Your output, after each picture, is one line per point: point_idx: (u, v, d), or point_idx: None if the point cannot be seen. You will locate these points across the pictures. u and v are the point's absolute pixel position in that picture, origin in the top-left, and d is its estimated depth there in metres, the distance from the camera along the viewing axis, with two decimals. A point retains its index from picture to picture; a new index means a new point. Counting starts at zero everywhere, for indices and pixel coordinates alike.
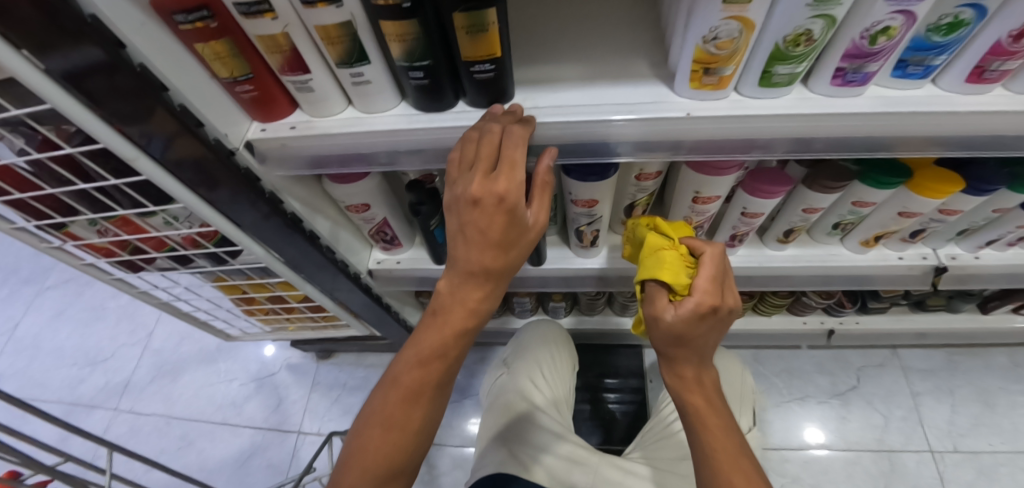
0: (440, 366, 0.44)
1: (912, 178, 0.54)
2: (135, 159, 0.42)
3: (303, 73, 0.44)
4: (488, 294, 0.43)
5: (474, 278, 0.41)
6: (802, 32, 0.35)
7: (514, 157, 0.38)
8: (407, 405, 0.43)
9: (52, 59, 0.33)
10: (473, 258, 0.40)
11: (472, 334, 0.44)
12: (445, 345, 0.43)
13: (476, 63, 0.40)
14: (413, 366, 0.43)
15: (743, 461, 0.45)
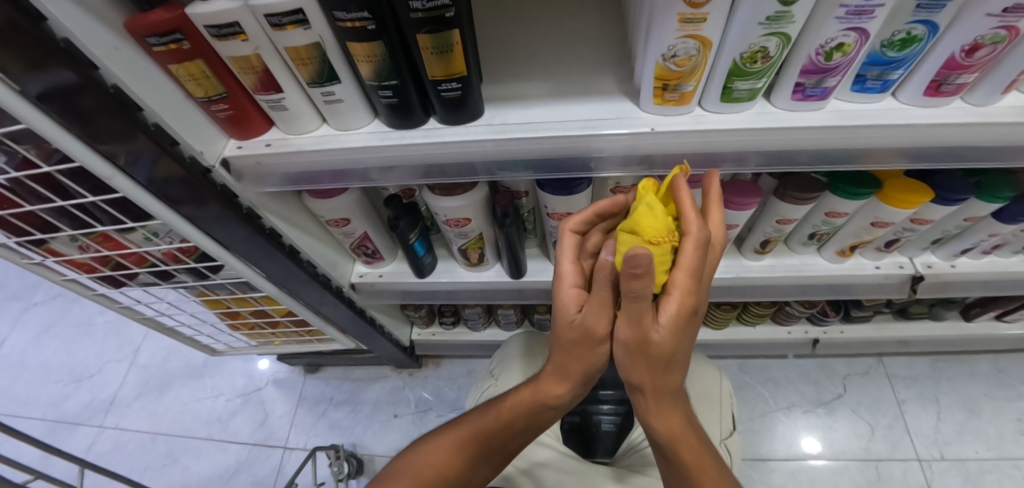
0: (513, 429, 0.49)
1: (880, 190, 0.55)
2: (113, 178, 0.43)
3: (275, 93, 0.44)
4: (564, 392, 0.46)
5: (557, 374, 0.45)
6: (758, 49, 0.36)
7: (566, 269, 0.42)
8: (460, 453, 0.50)
9: (37, 79, 0.34)
10: (559, 354, 0.44)
11: (535, 419, 0.48)
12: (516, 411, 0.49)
13: (442, 82, 0.40)
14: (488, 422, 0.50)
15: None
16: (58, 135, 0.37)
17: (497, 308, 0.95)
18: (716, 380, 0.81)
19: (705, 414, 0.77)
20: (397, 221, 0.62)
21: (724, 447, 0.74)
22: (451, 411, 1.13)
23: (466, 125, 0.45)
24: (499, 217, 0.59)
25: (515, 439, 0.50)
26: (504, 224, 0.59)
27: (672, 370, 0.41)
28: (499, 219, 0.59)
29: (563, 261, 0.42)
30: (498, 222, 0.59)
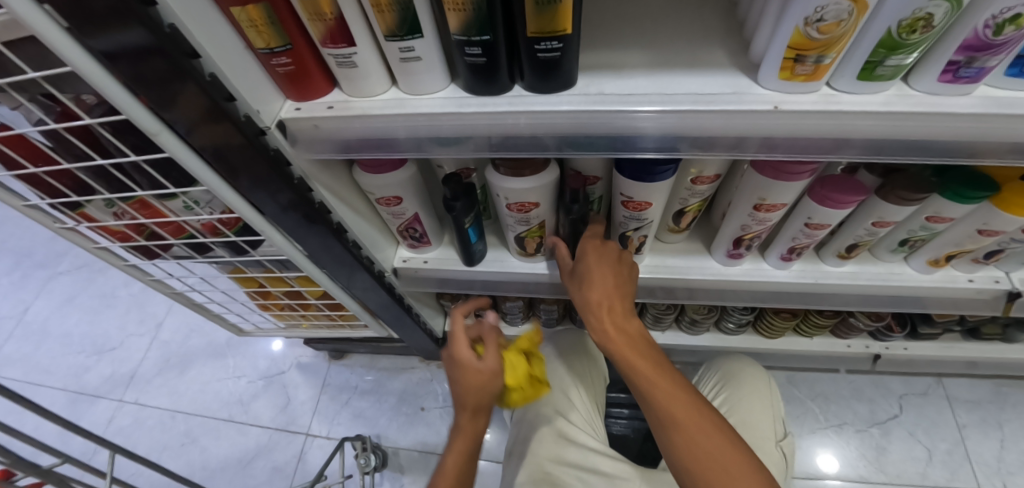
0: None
1: (996, 193, 0.49)
2: (158, 135, 0.38)
3: (346, 46, 0.40)
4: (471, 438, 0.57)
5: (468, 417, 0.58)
6: (921, 16, 0.31)
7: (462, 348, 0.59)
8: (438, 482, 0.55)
9: (96, 37, 0.31)
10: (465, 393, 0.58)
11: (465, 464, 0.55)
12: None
13: (542, 39, 0.36)
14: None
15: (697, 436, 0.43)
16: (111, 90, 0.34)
17: (539, 303, 0.93)
18: (764, 383, 0.80)
19: (754, 416, 0.75)
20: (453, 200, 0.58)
21: (779, 449, 0.72)
22: None
23: (555, 95, 0.41)
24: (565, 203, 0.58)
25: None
26: (574, 210, 0.57)
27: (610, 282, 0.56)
28: (568, 203, 0.57)
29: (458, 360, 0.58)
30: (566, 206, 0.58)
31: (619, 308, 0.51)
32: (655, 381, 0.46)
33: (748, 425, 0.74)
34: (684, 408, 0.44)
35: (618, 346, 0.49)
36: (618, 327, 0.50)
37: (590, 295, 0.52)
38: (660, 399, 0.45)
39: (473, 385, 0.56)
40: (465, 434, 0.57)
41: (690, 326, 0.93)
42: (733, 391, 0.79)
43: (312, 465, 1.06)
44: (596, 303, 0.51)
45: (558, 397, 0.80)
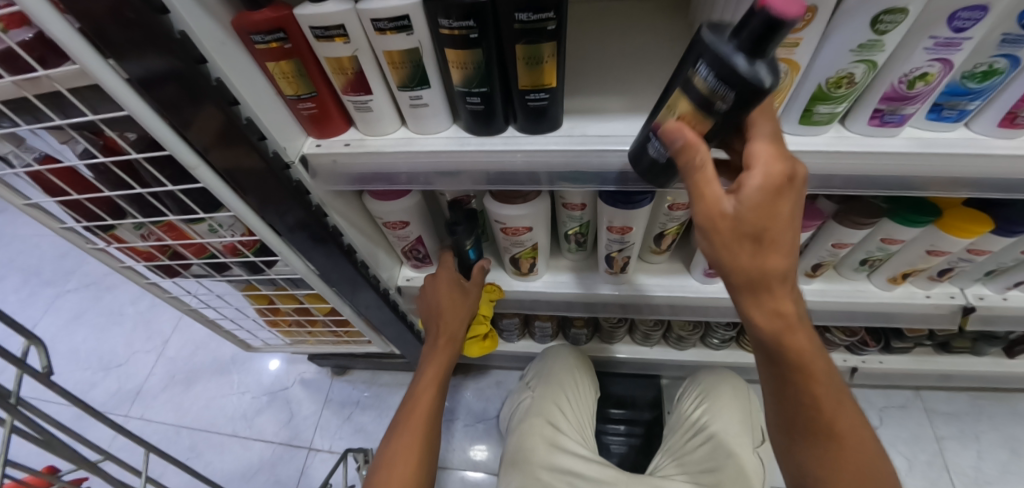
0: (428, 427, 0.63)
1: (940, 218, 0.55)
2: (196, 168, 0.44)
3: (364, 94, 0.46)
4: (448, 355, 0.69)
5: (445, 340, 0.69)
6: (845, 75, 0.38)
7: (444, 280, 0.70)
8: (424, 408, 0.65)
9: (141, 76, 0.36)
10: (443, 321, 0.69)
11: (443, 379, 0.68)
12: (429, 393, 0.66)
13: (532, 91, 0.42)
14: (414, 413, 0.64)
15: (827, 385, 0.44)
16: (156, 125, 0.40)
17: (533, 320, 0.98)
18: (744, 394, 0.87)
19: (733, 424, 0.81)
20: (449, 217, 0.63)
21: (757, 454, 0.77)
22: (477, 421, 1.13)
23: (544, 135, 0.47)
24: (696, 86, 0.34)
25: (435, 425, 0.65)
26: (714, 112, 0.34)
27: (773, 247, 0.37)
28: (706, 98, 0.34)
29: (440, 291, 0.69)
30: (705, 104, 0.34)
31: (784, 288, 0.39)
32: (811, 377, 0.43)
33: (727, 432, 0.79)
34: (830, 403, 0.45)
35: (782, 339, 0.41)
36: (783, 312, 0.40)
37: (757, 270, 0.38)
38: (812, 395, 0.44)
39: (448, 308, 0.69)
40: (444, 349, 0.69)
41: (677, 342, 0.99)
42: (717, 401, 0.86)
43: (314, 479, 1.09)
44: (761, 247, 0.37)
45: (549, 407, 0.86)
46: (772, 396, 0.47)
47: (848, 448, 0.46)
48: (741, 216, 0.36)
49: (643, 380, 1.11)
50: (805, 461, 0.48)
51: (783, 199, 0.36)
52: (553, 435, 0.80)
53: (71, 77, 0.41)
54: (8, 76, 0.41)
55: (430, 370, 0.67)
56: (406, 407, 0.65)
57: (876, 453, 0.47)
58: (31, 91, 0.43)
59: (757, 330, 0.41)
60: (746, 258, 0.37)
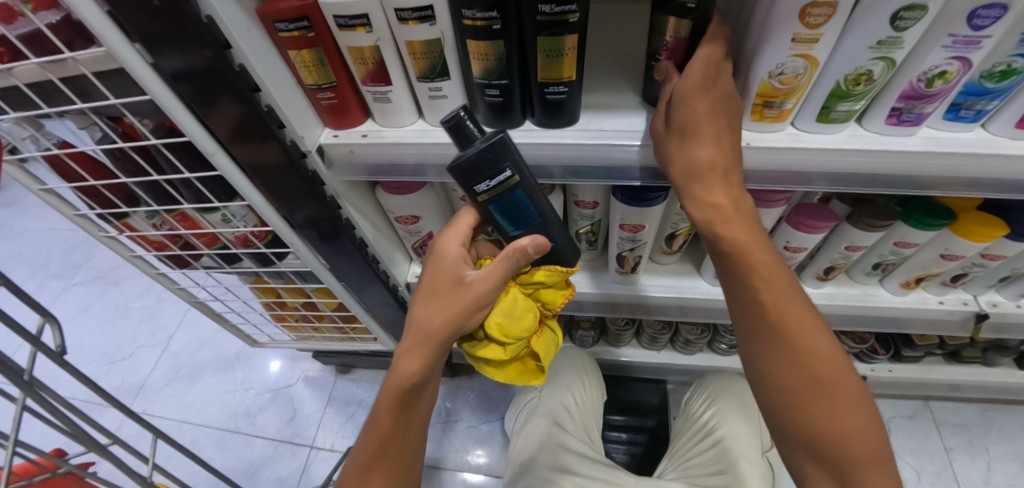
0: (389, 461, 0.51)
1: (953, 221, 0.55)
2: (214, 156, 0.44)
3: (383, 85, 0.47)
4: (421, 366, 0.49)
5: (417, 344, 0.49)
6: (863, 72, 0.38)
7: (445, 251, 0.50)
8: (379, 453, 0.51)
9: (164, 57, 0.36)
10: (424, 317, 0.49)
11: (410, 403, 0.50)
12: (391, 421, 0.50)
13: (550, 84, 0.43)
14: (370, 443, 0.51)
15: (792, 299, 0.42)
16: (176, 110, 0.39)
17: None
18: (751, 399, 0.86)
19: (739, 428, 0.80)
20: (483, 163, 0.43)
21: (765, 459, 0.76)
22: (481, 423, 1.12)
23: (560, 129, 0.47)
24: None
25: (405, 458, 0.52)
26: (688, 12, 0.39)
27: (699, 138, 0.41)
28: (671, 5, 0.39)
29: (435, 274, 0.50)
30: (679, 7, 0.39)
31: (720, 180, 0.41)
32: (753, 267, 0.42)
33: (735, 437, 0.78)
34: (781, 300, 0.42)
35: (715, 227, 0.42)
36: (717, 203, 0.42)
37: (686, 161, 0.41)
38: (756, 291, 0.42)
39: (433, 308, 0.49)
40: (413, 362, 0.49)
41: (684, 346, 0.99)
42: (722, 404, 0.85)
43: (315, 477, 1.09)
44: (687, 139, 0.41)
45: (555, 408, 0.87)
46: (729, 301, 0.45)
47: (816, 360, 0.41)
48: (683, 113, 0.40)
49: (648, 385, 1.11)
50: (761, 369, 0.43)
51: (701, 95, 0.40)
52: (560, 436, 0.81)
53: (97, 60, 0.42)
54: (34, 58, 0.42)
55: (391, 389, 0.50)
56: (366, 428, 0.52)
57: (847, 375, 0.41)
58: (54, 73, 0.44)
59: (695, 220, 0.43)
60: (679, 152, 0.41)
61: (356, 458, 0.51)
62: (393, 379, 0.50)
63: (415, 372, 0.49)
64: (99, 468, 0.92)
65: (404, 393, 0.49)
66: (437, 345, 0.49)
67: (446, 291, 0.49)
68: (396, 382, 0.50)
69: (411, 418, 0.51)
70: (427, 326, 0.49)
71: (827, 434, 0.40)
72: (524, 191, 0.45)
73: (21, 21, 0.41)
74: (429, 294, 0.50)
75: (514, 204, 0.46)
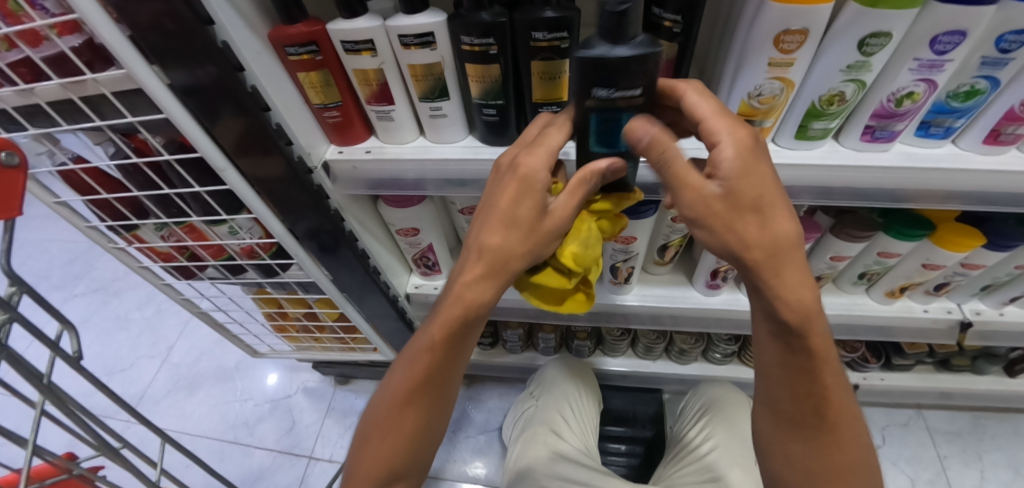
0: (432, 395, 0.48)
1: (933, 232, 0.58)
2: (223, 171, 0.47)
3: (386, 104, 0.49)
4: (481, 291, 0.45)
5: (479, 266, 0.45)
6: (836, 93, 0.41)
7: (524, 162, 0.41)
8: (404, 408, 0.48)
9: (182, 80, 0.40)
10: (489, 237, 0.43)
11: (461, 338, 0.47)
12: (442, 351, 0.47)
13: (546, 104, 0.47)
14: (403, 384, 0.48)
15: (831, 347, 0.42)
16: (188, 128, 0.43)
17: (537, 331, 1.00)
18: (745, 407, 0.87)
19: (733, 436, 0.81)
20: (624, 69, 0.36)
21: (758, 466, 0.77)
22: (479, 433, 1.13)
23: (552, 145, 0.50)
24: (660, 21, 0.43)
25: (445, 392, 0.49)
26: (674, 36, 0.43)
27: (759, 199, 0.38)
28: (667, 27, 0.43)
29: (506, 190, 0.42)
30: (668, 32, 0.43)
31: (779, 228, 0.39)
32: (812, 320, 0.40)
33: (729, 445, 0.80)
34: (826, 351, 0.42)
35: (778, 272, 0.39)
36: (783, 257, 0.39)
37: (767, 234, 0.39)
38: (810, 343, 0.41)
39: (507, 227, 0.43)
40: (478, 287, 0.45)
41: (680, 355, 1.00)
42: (716, 413, 0.87)
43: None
44: (762, 215, 0.39)
45: (553, 417, 0.88)
46: (768, 341, 0.44)
47: (836, 396, 0.43)
48: (740, 188, 0.38)
49: (644, 394, 1.12)
50: (776, 394, 0.45)
51: (760, 164, 0.38)
52: (557, 444, 0.82)
53: (116, 81, 0.44)
54: (57, 79, 0.44)
55: (444, 315, 0.46)
56: (408, 356, 0.49)
57: (856, 416, 0.45)
58: (75, 93, 0.46)
59: (758, 270, 0.40)
60: (756, 232, 0.39)
61: (393, 387, 0.48)
62: (453, 305, 0.46)
63: (478, 297, 0.45)
64: (109, 471, 0.93)
65: (462, 322, 0.46)
66: (506, 270, 0.44)
67: (522, 208, 0.42)
68: (455, 310, 0.46)
69: (460, 353, 0.48)
70: (499, 246, 0.44)
71: (839, 462, 0.44)
72: (631, 117, 0.40)
73: (46, 44, 0.44)
74: (503, 207, 0.43)
75: (616, 124, 0.41)
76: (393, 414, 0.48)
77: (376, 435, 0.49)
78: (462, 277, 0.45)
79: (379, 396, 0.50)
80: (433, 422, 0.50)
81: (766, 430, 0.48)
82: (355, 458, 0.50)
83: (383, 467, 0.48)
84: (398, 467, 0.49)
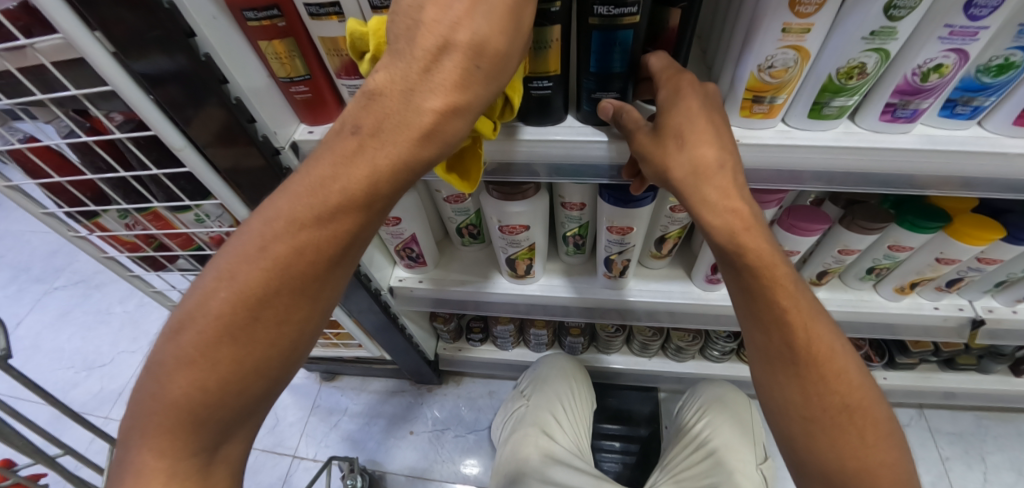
0: (297, 314, 0.34)
1: (950, 224, 0.54)
2: (182, 151, 0.43)
3: (358, 77, 0.47)
4: (359, 179, 0.32)
5: (355, 145, 0.32)
6: (856, 65, 0.37)
7: (431, 15, 0.31)
8: (222, 346, 0.33)
9: (127, 47, 0.35)
10: (368, 112, 0.32)
11: (320, 250, 0.33)
12: (325, 247, 0.33)
13: (536, 79, 0.42)
14: (220, 312, 0.33)
15: (815, 317, 0.40)
16: (136, 100, 0.38)
17: (529, 327, 0.96)
18: (745, 408, 0.85)
19: (735, 440, 0.79)
20: None
21: (758, 472, 0.75)
22: (468, 433, 1.09)
23: (549, 127, 0.47)
24: None
25: (319, 311, 0.36)
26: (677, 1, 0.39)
27: (691, 139, 0.39)
28: None
29: (400, 55, 0.32)
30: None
31: (726, 178, 0.39)
32: (777, 284, 0.40)
33: (729, 448, 0.78)
34: (806, 322, 0.40)
35: (736, 236, 0.39)
36: (734, 208, 0.39)
37: (688, 162, 0.39)
38: (781, 310, 0.40)
39: (469, 59, 0.31)
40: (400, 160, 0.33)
41: (677, 353, 0.97)
42: (715, 416, 0.83)
43: None
44: (683, 142, 0.39)
45: (545, 418, 0.85)
46: (743, 321, 0.43)
47: (837, 383, 0.40)
48: (672, 122, 0.39)
49: (639, 393, 1.08)
50: (784, 392, 0.41)
51: (692, 95, 0.39)
52: (548, 447, 0.79)
53: (57, 49, 0.39)
54: None
55: (302, 203, 0.33)
56: (254, 244, 0.33)
57: (876, 414, 0.41)
58: (14, 63, 0.40)
59: (710, 231, 0.40)
60: (676, 157, 0.40)
61: (227, 290, 0.33)
62: (357, 168, 0.32)
63: (411, 166, 0.33)
64: None
65: (363, 203, 0.33)
66: (449, 142, 0.33)
67: (497, 34, 0.32)
68: (355, 180, 0.32)
69: (349, 254, 0.35)
70: (453, 86, 0.31)
71: (857, 465, 0.40)
72: (633, 38, 0.39)
73: None
74: (471, 28, 0.31)
75: (615, 45, 0.39)
76: (227, 339, 0.33)
77: (177, 384, 0.33)
78: (373, 124, 0.32)
79: (196, 309, 0.33)
80: (278, 373, 0.36)
81: (775, 427, 0.44)
82: (157, 394, 0.33)
83: (190, 424, 0.33)
84: (211, 439, 0.35)
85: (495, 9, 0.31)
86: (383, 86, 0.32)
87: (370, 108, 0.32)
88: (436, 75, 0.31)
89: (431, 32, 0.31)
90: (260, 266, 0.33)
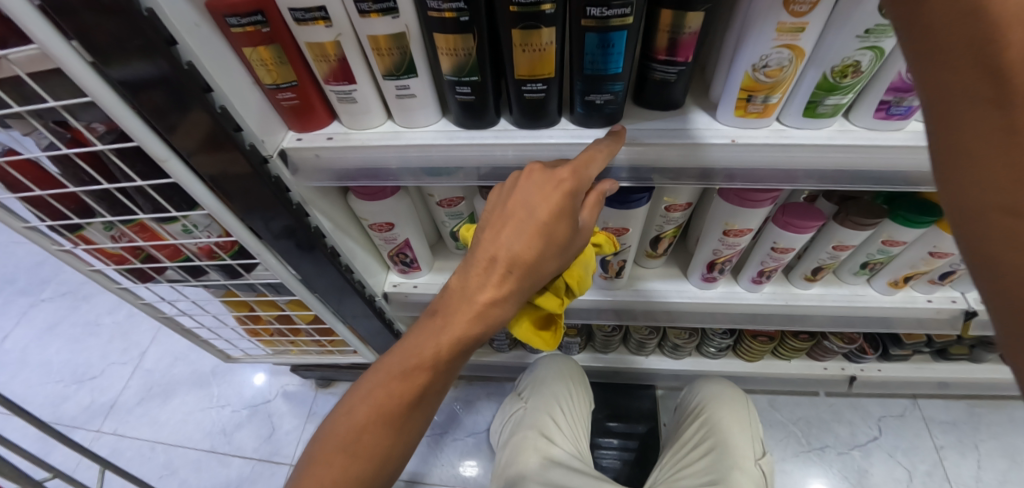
0: (410, 422, 0.43)
1: (942, 218, 0.54)
2: (166, 161, 0.42)
3: (347, 84, 0.46)
4: (457, 329, 0.41)
5: (455, 301, 0.41)
6: (851, 63, 0.36)
7: (513, 203, 0.40)
8: (356, 447, 0.42)
9: (103, 54, 0.34)
10: (467, 277, 0.41)
11: (431, 381, 0.42)
12: (431, 377, 0.42)
13: (528, 82, 0.42)
14: (358, 420, 0.42)
15: None
16: (116, 110, 0.37)
17: None
18: (743, 404, 0.85)
19: (735, 436, 0.78)
20: None
21: (758, 468, 0.74)
22: (467, 436, 1.09)
23: (541, 130, 0.47)
24: None
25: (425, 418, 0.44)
26: None
27: None
28: None
29: (489, 234, 0.41)
30: None
31: None
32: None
33: (729, 445, 0.77)
34: None
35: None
36: None
37: None
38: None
39: (539, 239, 0.39)
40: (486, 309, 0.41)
41: (673, 351, 0.97)
42: (714, 413, 0.83)
43: None
44: None
45: (543, 421, 0.84)
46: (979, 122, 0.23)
47: None
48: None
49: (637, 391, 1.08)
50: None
51: None
52: (548, 450, 0.78)
53: (34, 60, 0.37)
54: None
55: (418, 346, 0.42)
56: (385, 370, 0.43)
57: None
58: None
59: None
60: None
61: (366, 406, 0.42)
62: (456, 320, 0.41)
63: (492, 319, 0.41)
64: None
65: (459, 347, 0.41)
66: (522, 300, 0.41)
67: (559, 216, 0.39)
68: (453, 329, 0.41)
69: (449, 378, 0.43)
70: (524, 259, 0.39)
71: None
72: (628, 38, 0.38)
73: None
74: (540, 212, 0.39)
75: (609, 46, 0.38)
76: (359, 442, 0.42)
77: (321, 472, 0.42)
78: (465, 287, 0.41)
79: (343, 416, 0.43)
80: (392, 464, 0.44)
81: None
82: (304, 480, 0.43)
83: None
84: None
85: (555, 196, 0.39)
86: (475, 259, 0.41)
87: (466, 275, 0.41)
88: (515, 250, 0.39)
89: (512, 217, 0.40)
90: (388, 387, 0.42)
